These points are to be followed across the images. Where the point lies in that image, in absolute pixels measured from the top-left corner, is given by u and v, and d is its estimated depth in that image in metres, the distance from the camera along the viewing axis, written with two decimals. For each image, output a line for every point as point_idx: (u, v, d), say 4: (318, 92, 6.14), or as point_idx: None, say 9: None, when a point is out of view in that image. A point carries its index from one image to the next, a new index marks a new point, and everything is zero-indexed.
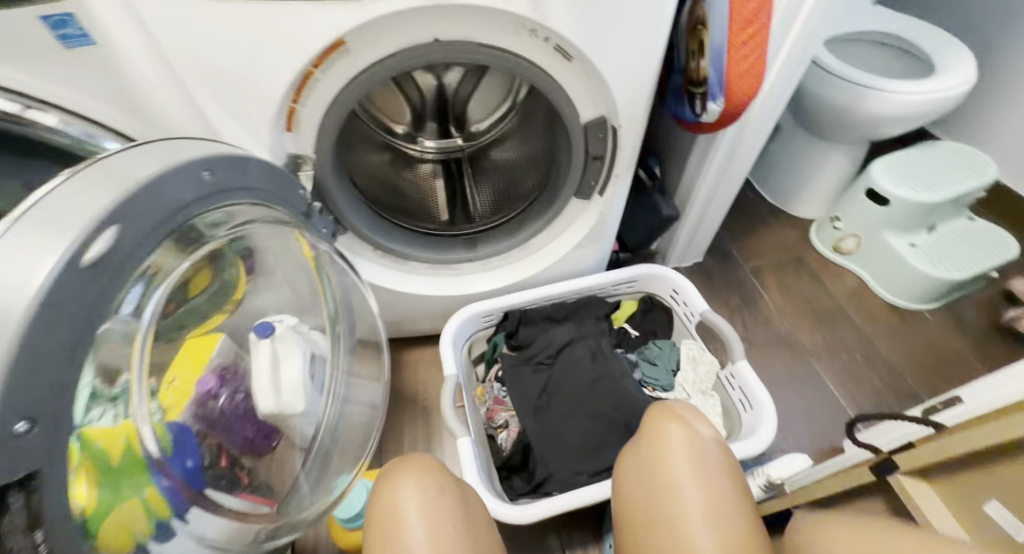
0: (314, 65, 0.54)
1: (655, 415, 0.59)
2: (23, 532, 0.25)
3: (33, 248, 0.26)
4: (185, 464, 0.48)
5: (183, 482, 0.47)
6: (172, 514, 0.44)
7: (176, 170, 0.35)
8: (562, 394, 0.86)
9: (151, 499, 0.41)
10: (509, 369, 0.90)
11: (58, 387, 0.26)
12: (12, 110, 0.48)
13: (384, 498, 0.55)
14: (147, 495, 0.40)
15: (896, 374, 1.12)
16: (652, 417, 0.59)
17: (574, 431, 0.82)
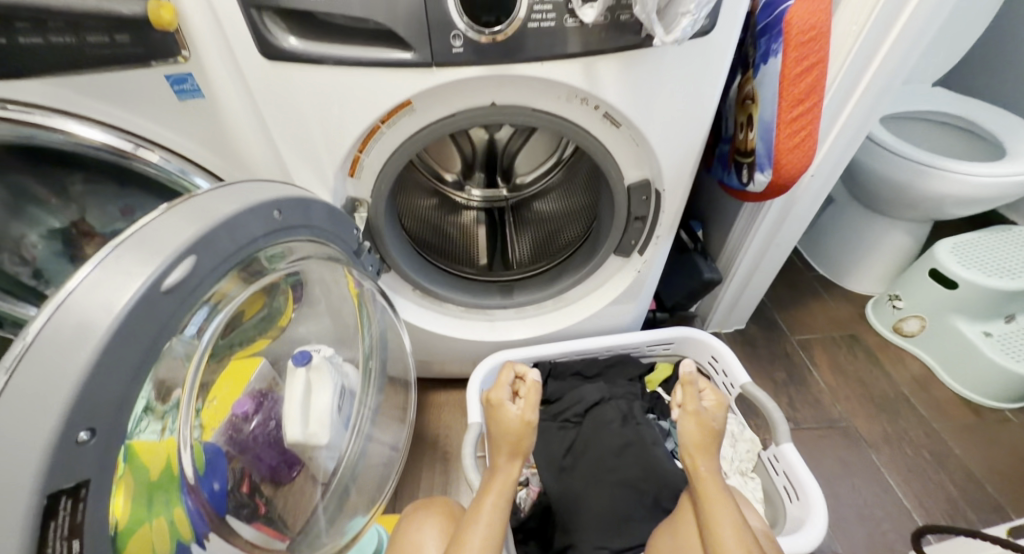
0: (382, 120, 0.59)
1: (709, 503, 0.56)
2: (62, 538, 0.26)
3: (125, 271, 0.29)
4: (212, 487, 0.50)
5: (206, 505, 0.48)
6: (194, 537, 0.44)
7: (252, 209, 0.39)
8: (586, 458, 0.83)
9: (178, 518, 0.41)
10: None
11: (120, 401, 0.28)
12: (127, 147, 0.56)
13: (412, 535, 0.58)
14: (174, 514, 0.41)
15: (971, 478, 1.01)
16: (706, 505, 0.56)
17: (597, 500, 0.78)
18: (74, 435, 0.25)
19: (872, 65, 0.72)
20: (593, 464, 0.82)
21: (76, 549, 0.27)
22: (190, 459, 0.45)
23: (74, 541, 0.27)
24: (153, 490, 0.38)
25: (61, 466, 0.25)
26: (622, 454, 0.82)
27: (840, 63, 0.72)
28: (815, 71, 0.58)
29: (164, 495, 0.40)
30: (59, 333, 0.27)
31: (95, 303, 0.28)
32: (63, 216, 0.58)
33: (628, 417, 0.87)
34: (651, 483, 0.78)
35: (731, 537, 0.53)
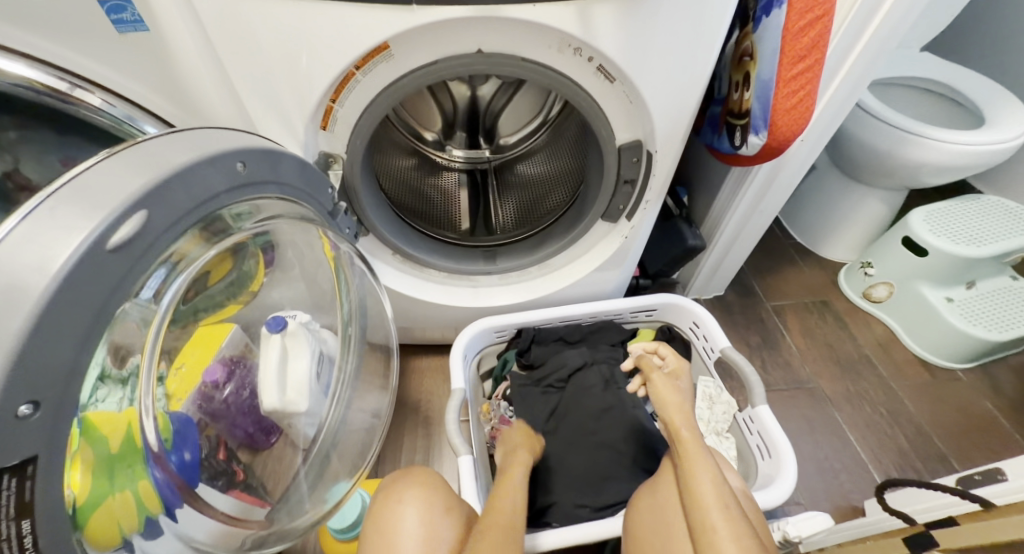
0: (356, 66, 0.54)
1: (690, 457, 0.58)
2: (10, 519, 0.23)
3: (63, 225, 0.25)
4: (183, 457, 0.47)
5: (178, 476, 0.45)
6: (162, 509, 0.41)
7: (212, 160, 0.35)
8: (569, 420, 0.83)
9: (144, 493, 0.38)
10: (517, 388, 0.88)
11: (68, 371, 0.25)
12: (60, 87, 0.50)
13: (386, 507, 0.57)
14: (140, 488, 0.38)
15: (922, 432, 1.06)
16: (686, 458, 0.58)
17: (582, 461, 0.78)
18: (14, 409, 0.22)
19: (872, 22, 0.70)
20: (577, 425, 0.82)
21: (27, 531, 0.24)
22: (152, 428, 0.41)
23: (24, 522, 0.24)
24: (115, 463, 0.35)
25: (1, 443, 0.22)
26: (606, 416, 0.82)
27: (841, 19, 0.69)
28: (818, 24, 0.55)
29: (127, 468, 0.37)
30: None
31: (28, 260, 0.24)
32: None
33: (613, 380, 0.86)
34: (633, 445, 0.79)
35: (707, 487, 0.53)
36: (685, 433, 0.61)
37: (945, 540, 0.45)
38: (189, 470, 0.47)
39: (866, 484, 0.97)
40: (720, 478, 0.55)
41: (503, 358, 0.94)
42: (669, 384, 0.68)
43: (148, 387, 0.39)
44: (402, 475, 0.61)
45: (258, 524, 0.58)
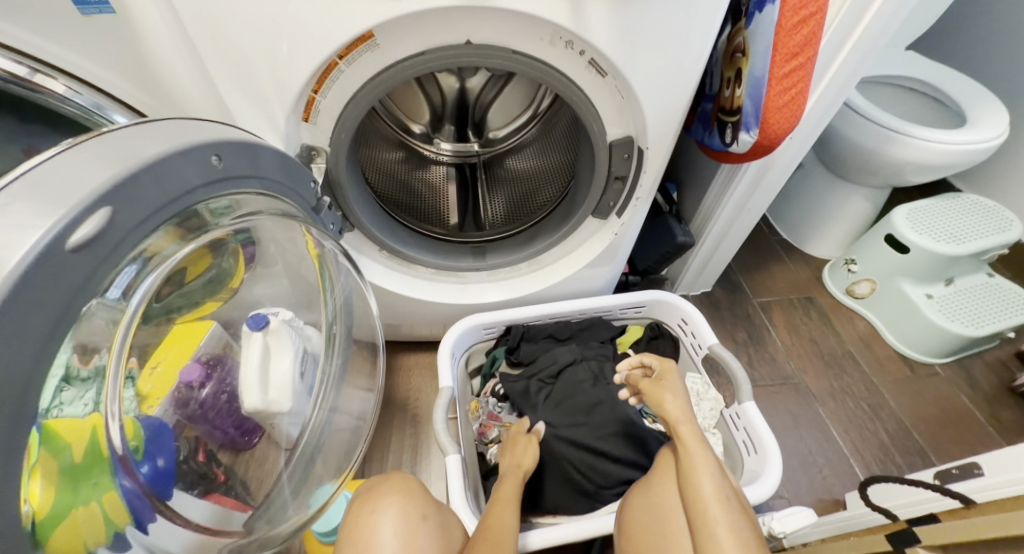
0: (340, 55, 0.52)
1: (689, 449, 0.57)
2: None
3: (15, 222, 0.23)
4: (155, 463, 0.45)
5: (148, 486, 0.43)
6: (132, 521, 0.40)
7: (186, 152, 0.33)
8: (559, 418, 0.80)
9: (110, 503, 0.36)
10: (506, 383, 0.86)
11: (22, 379, 0.23)
12: (20, 72, 0.47)
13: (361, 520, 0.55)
14: (105, 499, 0.36)
15: (902, 426, 1.08)
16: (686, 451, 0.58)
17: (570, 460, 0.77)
18: None
19: (863, 20, 0.69)
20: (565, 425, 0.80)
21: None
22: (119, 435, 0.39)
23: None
24: (78, 472, 0.33)
25: None
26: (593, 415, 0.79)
27: (832, 17, 0.68)
28: (810, 21, 0.55)
29: (91, 478, 0.35)
30: None
31: None
32: None
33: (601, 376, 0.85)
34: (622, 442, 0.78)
35: (708, 482, 0.53)
36: (683, 429, 0.59)
37: (926, 535, 0.46)
38: (163, 481, 0.45)
39: (848, 478, 0.98)
40: (721, 479, 0.54)
41: (492, 355, 0.93)
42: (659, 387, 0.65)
43: (116, 391, 0.37)
44: (382, 481, 0.60)
45: (239, 530, 0.56)
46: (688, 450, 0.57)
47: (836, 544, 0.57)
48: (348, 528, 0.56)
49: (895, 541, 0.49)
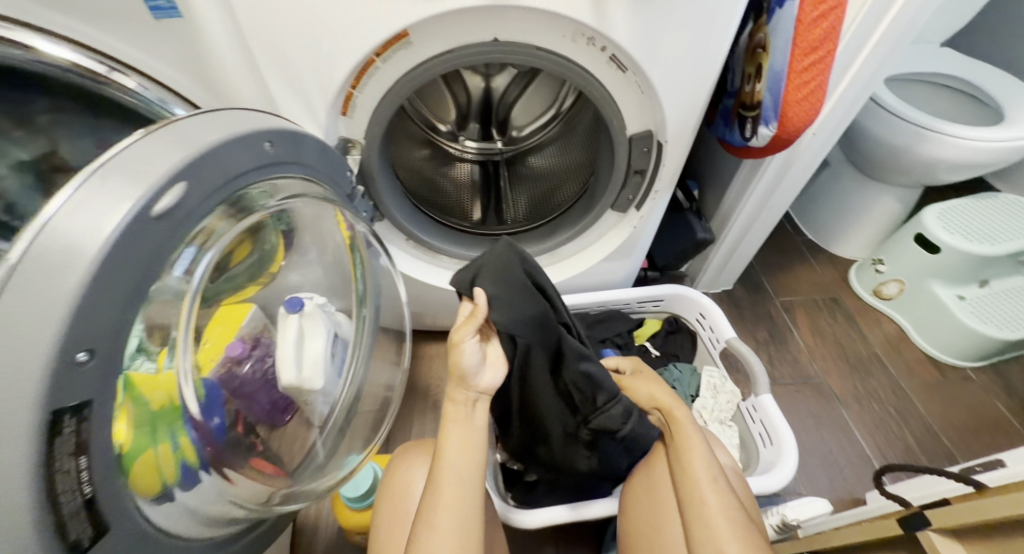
0: (376, 53, 0.56)
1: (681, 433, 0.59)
2: (69, 456, 0.26)
3: (111, 194, 0.27)
4: (212, 421, 0.48)
5: (211, 438, 0.48)
6: (200, 464, 0.45)
7: (243, 138, 0.37)
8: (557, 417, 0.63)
9: (183, 447, 0.41)
10: None
11: (116, 326, 0.27)
12: (99, 70, 0.51)
13: (395, 483, 0.62)
14: (180, 443, 0.41)
15: (928, 430, 1.06)
16: (677, 436, 0.59)
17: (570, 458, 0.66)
18: (73, 356, 0.25)
19: (887, 16, 0.70)
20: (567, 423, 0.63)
21: (84, 466, 0.27)
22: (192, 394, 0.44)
23: (81, 458, 0.26)
24: (156, 420, 0.38)
25: (62, 386, 0.24)
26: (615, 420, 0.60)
27: (854, 14, 0.69)
28: (830, 16, 0.56)
29: (168, 424, 0.40)
30: (45, 255, 0.25)
31: (82, 224, 0.26)
32: (31, 148, 0.51)
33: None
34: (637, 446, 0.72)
35: (701, 466, 0.56)
36: (676, 412, 0.60)
37: (936, 519, 0.47)
38: (213, 432, 0.48)
39: (869, 478, 0.98)
40: (713, 460, 0.57)
41: None
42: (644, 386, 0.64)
43: (186, 353, 0.41)
44: (411, 448, 0.65)
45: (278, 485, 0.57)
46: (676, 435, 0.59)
47: (849, 531, 0.58)
48: (386, 487, 0.63)
49: (908, 527, 0.49)
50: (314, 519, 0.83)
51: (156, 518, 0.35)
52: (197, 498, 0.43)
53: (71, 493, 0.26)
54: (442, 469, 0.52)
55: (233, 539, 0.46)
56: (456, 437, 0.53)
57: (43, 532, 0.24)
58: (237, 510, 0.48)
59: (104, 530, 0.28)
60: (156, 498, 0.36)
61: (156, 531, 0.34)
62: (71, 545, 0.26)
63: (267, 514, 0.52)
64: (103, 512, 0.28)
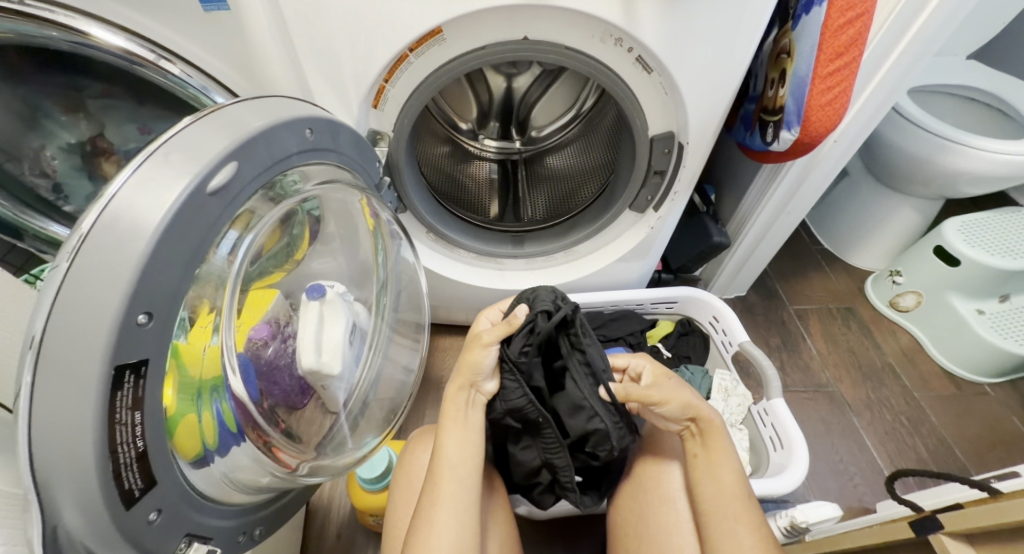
0: (411, 49, 0.58)
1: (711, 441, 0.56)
2: (128, 410, 0.28)
3: (171, 170, 0.29)
4: (249, 392, 0.50)
5: (246, 407, 0.49)
6: (236, 429, 0.47)
7: (288, 124, 0.39)
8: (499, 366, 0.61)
9: (220, 414, 0.44)
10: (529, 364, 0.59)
11: (173, 291, 0.30)
12: (148, 57, 0.54)
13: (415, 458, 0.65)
14: (218, 410, 0.43)
15: (942, 442, 1.05)
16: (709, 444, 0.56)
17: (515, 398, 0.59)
18: (135, 317, 0.27)
19: (914, 25, 0.70)
20: (527, 367, 0.59)
21: (139, 421, 0.29)
22: (235, 375, 0.46)
23: (137, 413, 0.29)
24: (199, 389, 0.40)
25: (124, 344, 0.27)
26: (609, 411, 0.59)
27: (880, 24, 0.70)
28: (858, 22, 0.57)
29: (209, 394, 0.42)
30: (115, 225, 0.27)
31: (147, 199, 0.28)
32: (77, 132, 0.63)
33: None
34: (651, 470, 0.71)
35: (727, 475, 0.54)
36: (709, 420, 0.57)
37: (949, 522, 0.46)
38: (249, 395, 0.49)
39: (880, 489, 0.97)
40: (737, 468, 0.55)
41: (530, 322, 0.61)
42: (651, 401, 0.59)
43: (229, 328, 0.43)
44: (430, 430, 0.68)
45: (300, 457, 0.57)
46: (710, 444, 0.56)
47: (858, 533, 0.58)
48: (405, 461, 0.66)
49: (918, 529, 0.48)
50: (326, 499, 0.85)
51: (194, 480, 0.37)
52: (230, 464, 0.45)
53: (127, 446, 0.28)
54: (444, 471, 0.54)
55: (262, 505, 0.49)
56: (453, 437, 0.56)
57: (104, 477, 0.27)
58: (263, 478, 0.50)
59: (152, 484, 0.31)
60: (195, 462, 0.38)
61: (194, 492, 0.37)
62: (124, 494, 0.28)
63: (290, 485, 0.53)
64: (152, 466, 0.31)
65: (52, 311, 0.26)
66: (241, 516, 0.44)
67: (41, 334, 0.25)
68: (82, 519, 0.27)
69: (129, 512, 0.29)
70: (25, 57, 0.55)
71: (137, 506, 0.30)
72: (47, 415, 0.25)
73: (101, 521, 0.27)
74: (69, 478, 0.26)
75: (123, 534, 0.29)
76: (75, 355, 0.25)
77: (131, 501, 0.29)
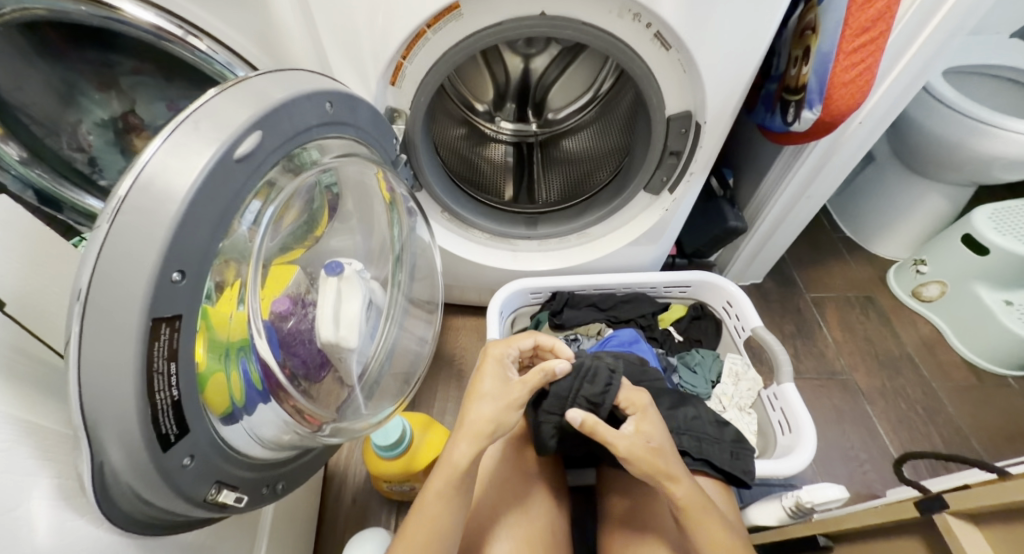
0: (428, 25, 0.59)
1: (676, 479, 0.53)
2: (165, 360, 0.30)
3: (201, 138, 0.31)
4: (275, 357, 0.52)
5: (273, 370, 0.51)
6: (263, 388, 0.49)
7: (308, 96, 0.41)
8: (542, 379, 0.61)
9: (247, 373, 0.46)
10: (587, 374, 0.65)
11: (204, 251, 0.31)
12: (177, 33, 0.54)
13: None
14: (245, 369, 0.45)
15: (958, 432, 1.04)
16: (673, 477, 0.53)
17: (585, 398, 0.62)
18: (169, 274, 0.29)
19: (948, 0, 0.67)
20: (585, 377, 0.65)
21: (174, 371, 0.31)
22: (261, 336, 0.48)
23: (173, 364, 0.31)
24: (228, 348, 0.42)
25: (161, 299, 0.28)
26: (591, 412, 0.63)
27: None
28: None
29: (235, 355, 0.44)
30: (151, 185, 0.29)
31: (179, 163, 0.30)
32: (109, 109, 0.66)
33: (737, 441, 0.67)
34: (706, 425, 0.68)
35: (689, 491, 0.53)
36: (682, 497, 0.52)
37: (954, 502, 0.47)
38: (274, 358, 0.51)
39: (891, 478, 0.96)
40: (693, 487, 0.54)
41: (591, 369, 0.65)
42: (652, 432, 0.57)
43: (255, 293, 0.44)
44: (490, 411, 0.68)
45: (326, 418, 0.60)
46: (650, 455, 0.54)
47: (863, 513, 0.59)
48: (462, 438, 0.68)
49: (923, 509, 0.48)
50: (342, 465, 0.89)
51: (223, 434, 0.40)
52: (256, 420, 0.47)
53: (163, 393, 0.30)
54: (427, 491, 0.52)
55: (282, 462, 0.52)
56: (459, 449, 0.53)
57: (143, 419, 0.29)
58: (284, 435, 0.53)
59: (185, 430, 0.33)
60: (224, 417, 0.41)
61: (222, 444, 0.39)
62: (160, 438, 0.31)
63: (312, 444, 0.57)
64: (185, 415, 0.33)
65: (96, 264, 0.28)
66: (264, 470, 0.47)
67: (87, 286, 0.27)
68: (124, 455, 0.29)
69: (165, 454, 0.31)
70: (62, 34, 0.57)
71: (172, 450, 0.32)
72: (92, 361, 0.28)
73: (140, 459, 0.30)
74: (111, 421, 0.28)
75: (160, 474, 0.31)
76: (118, 306, 0.27)
77: (166, 444, 0.31)
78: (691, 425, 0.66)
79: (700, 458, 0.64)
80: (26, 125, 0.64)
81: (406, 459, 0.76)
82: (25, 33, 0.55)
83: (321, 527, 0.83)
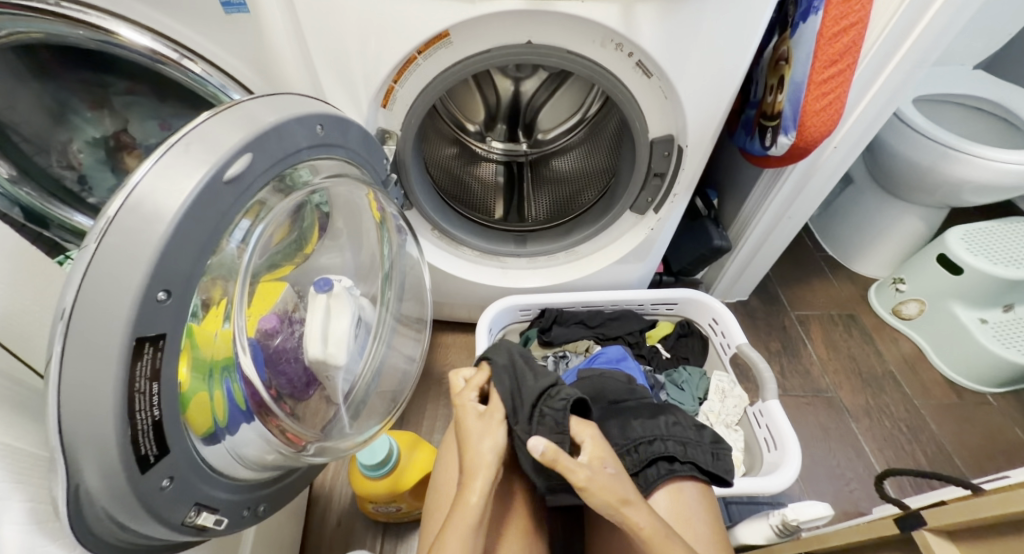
0: (419, 51, 0.61)
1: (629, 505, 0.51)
2: (147, 379, 0.30)
3: (191, 161, 0.31)
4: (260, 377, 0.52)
5: (252, 389, 0.50)
6: (246, 407, 0.49)
7: (299, 119, 0.42)
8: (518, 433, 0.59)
9: (229, 391, 0.45)
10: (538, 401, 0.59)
11: (190, 273, 0.32)
12: (171, 56, 0.56)
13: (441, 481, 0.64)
14: (228, 388, 0.45)
15: (941, 450, 1.06)
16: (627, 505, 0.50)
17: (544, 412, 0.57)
18: (155, 294, 0.29)
19: (912, 36, 0.71)
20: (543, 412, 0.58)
21: (156, 391, 0.31)
22: (245, 353, 0.48)
23: (154, 384, 0.31)
24: (211, 367, 0.42)
25: (145, 318, 0.29)
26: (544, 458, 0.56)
27: (879, 33, 0.71)
28: (851, 31, 0.58)
29: (220, 374, 0.44)
30: (141, 206, 0.29)
31: (169, 186, 0.30)
32: (102, 127, 0.67)
33: (716, 442, 0.66)
34: (687, 430, 0.66)
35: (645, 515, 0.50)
36: (645, 526, 0.50)
37: (932, 519, 0.48)
38: (260, 378, 0.51)
39: (877, 495, 0.97)
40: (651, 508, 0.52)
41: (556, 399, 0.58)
42: (602, 460, 0.53)
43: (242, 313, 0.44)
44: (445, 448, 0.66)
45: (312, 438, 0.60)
46: (607, 482, 0.51)
47: (848, 530, 0.59)
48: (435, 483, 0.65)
49: (902, 526, 0.49)
50: (328, 485, 0.88)
51: (205, 454, 0.40)
52: (240, 439, 0.47)
53: (144, 413, 0.30)
54: None
55: (265, 483, 0.51)
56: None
57: (123, 441, 0.29)
58: (268, 455, 0.53)
59: (165, 451, 0.33)
60: (206, 437, 0.41)
61: (203, 464, 0.39)
62: (140, 459, 0.31)
63: (296, 463, 0.56)
64: (166, 435, 0.33)
65: (82, 285, 0.28)
66: (246, 492, 0.47)
67: (72, 306, 0.28)
68: (102, 477, 0.29)
69: (143, 476, 0.31)
70: (54, 56, 0.58)
71: (151, 471, 0.32)
72: (73, 382, 0.28)
73: (117, 480, 0.30)
74: (90, 442, 0.28)
75: (138, 495, 0.31)
76: (103, 326, 0.28)
77: (145, 465, 0.31)
78: (671, 431, 0.64)
79: (688, 461, 0.63)
80: (16, 144, 0.63)
81: (393, 478, 0.76)
82: (21, 54, 0.56)
83: (305, 551, 0.81)
